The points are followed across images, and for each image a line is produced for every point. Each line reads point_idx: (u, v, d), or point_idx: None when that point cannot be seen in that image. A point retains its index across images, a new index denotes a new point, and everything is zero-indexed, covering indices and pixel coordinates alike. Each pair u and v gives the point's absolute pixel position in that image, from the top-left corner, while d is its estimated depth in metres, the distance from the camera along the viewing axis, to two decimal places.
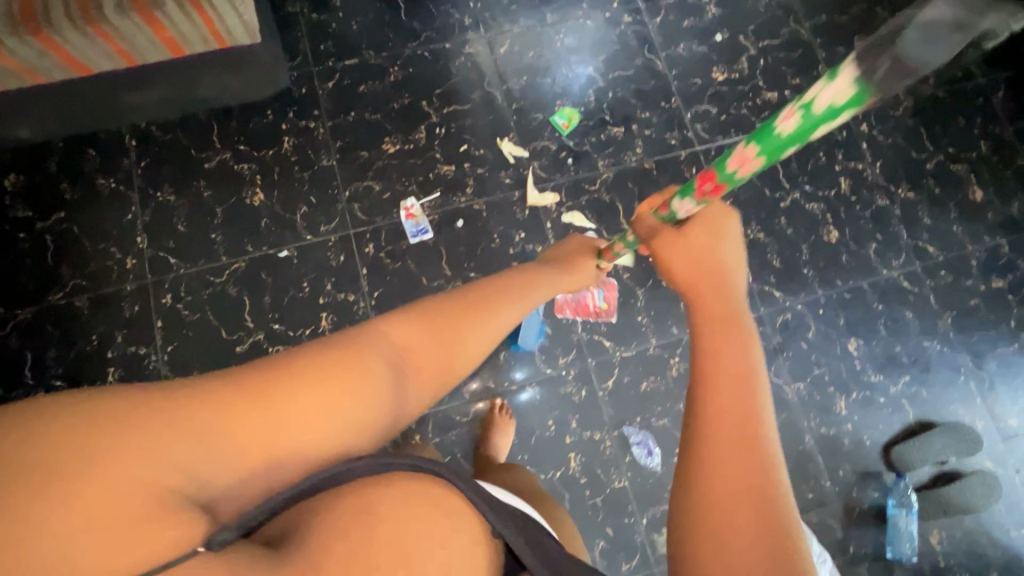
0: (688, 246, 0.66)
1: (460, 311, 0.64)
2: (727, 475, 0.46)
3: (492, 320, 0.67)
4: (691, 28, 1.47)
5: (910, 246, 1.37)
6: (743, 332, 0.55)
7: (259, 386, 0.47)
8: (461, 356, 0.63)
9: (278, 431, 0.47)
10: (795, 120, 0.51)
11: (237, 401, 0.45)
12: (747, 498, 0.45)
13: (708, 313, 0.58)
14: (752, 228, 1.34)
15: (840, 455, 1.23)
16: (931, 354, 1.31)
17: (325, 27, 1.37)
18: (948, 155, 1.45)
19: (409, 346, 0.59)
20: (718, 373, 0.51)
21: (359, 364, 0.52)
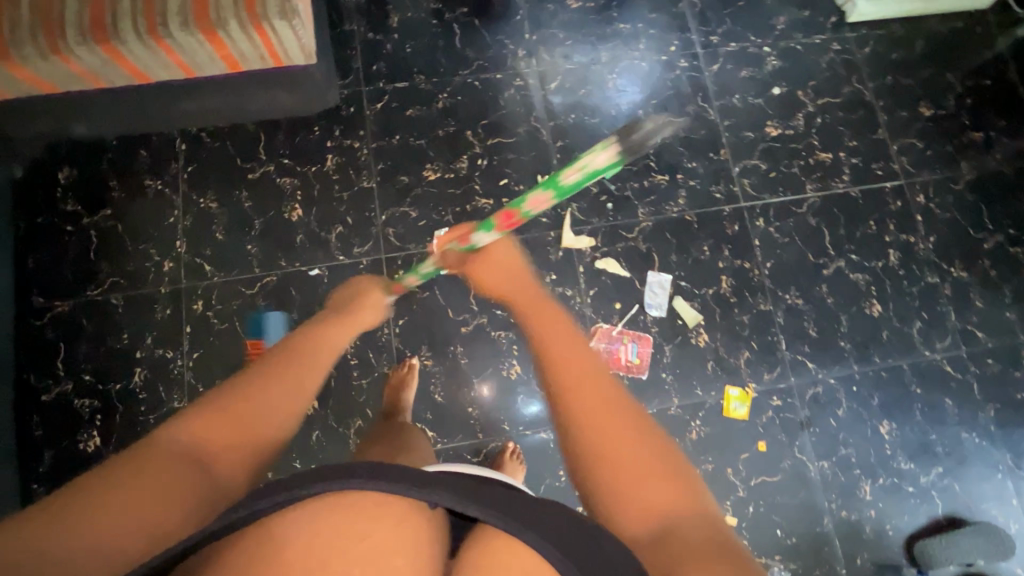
0: (500, 262, 0.87)
1: (282, 358, 0.76)
2: (597, 443, 0.62)
3: (315, 358, 0.80)
4: (748, 78, 1.44)
5: (957, 329, 1.31)
6: (578, 342, 0.73)
7: (97, 488, 0.52)
8: (299, 388, 0.74)
9: (109, 518, 0.51)
10: (575, 177, 0.68)
11: (67, 513, 0.50)
12: (620, 450, 0.61)
13: (542, 325, 0.77)
14: (791, 293, 1.30)
15: (860, 543, 1.18)
16: (967, 446, 1.24)
17: (379, 47, 1.38)
18: (1009, 236, 1.38)
19: (230, 407, 0.66)
20: (564, 384, 0.68)
21: (159, 460, 0.57)
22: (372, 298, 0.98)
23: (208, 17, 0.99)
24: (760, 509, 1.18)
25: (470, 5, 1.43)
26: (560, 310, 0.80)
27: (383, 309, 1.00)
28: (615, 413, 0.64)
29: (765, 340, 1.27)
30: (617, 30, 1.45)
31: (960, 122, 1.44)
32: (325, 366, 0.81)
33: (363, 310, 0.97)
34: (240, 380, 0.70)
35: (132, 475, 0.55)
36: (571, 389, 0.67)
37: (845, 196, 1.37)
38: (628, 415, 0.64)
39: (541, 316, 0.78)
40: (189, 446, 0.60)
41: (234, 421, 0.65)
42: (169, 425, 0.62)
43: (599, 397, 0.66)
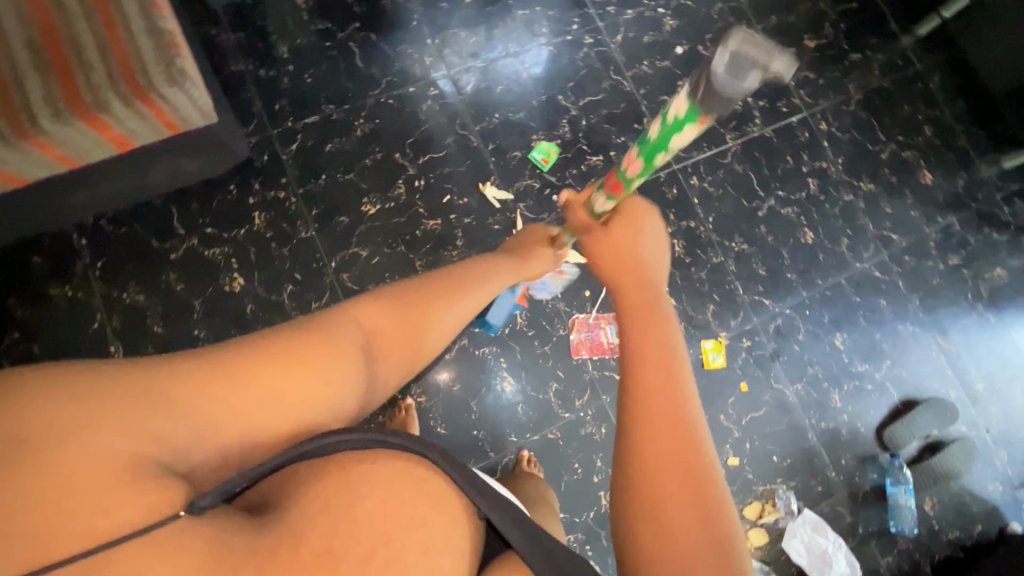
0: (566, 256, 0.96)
1: (438, 291, 0.78)
2: (659, 459, 0.56)
3: (465, 297, 0.82)
4: (651, 42, 1.47)
5: (876, 236, 1.46)
6: (674, 353, 0.64)
7: (275, 348, 0.55)
8: (429, 334, 0.76)
9: (279, 391, 0.54)
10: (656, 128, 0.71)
11: (243, 365, 0.53)
12: (676, 484, 0.55)
13: (637, 308, 0.69)
14: (736, 240, 1.39)
15: (841, 445, 1.32)
16: (905, 336, 1.41)
17: (276, 84, 1.28)
18: (900, 143, 1.54)
19: (383, 324, 0.70)
20: (646, 366, 0.63)
21: (341, 342, 0.61)
22: (545, 251, 1.03)
23: (83, 101, 0.87)
24: (755, 442, 1.29)
25: (361, 19, 1.35)
26: (662, 302, 0.71)
27: (538, 272, 1.04)
28: (688, 455, 0.56)
29: (725, 290, 1.36)
30: (517, 18, 1.42)
31: (840, 47, 1.57)
32: (471, 306, 0.83)
33: (534, 259, 1.01)
34: (397, 295, 0.74)
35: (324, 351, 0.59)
36: (650, 389, 0.61)
37: (761, 138, 1.46)
38: (695, 455, 0.56)
39: (640, 298, 0.71)
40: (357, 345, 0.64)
41: (388, 334, 0.71)
42: (348, 313, 0.67)
43: (674, 411, 0.59)
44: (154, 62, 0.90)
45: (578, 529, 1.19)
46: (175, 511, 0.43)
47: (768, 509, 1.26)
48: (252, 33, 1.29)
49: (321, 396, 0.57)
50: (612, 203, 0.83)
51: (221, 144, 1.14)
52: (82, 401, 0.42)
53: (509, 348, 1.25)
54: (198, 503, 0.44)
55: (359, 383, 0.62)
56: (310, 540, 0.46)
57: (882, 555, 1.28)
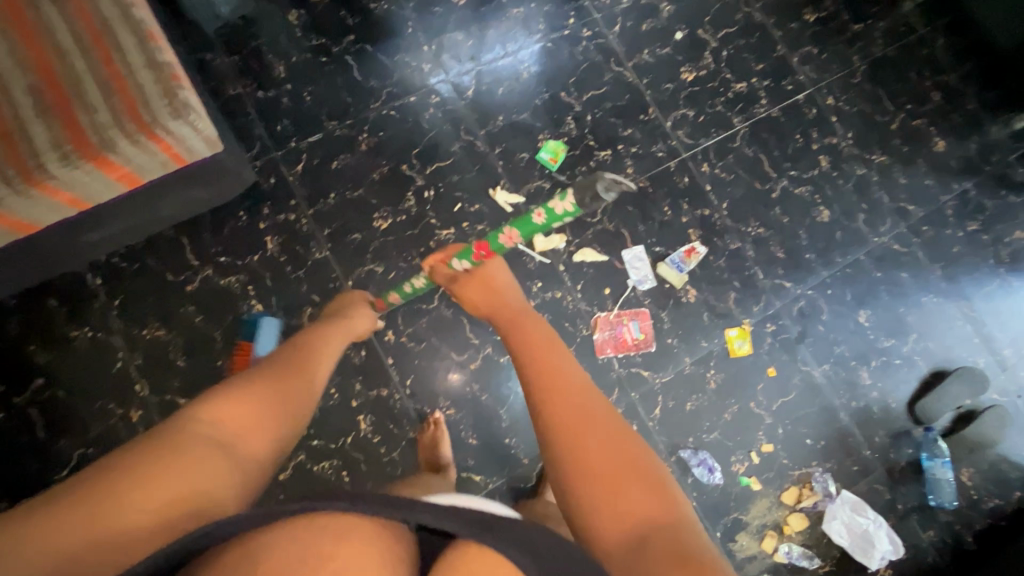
0: (481, 285, 1.00)
1: (293, 362, 0.85)
2: (576, 428, 0.69)
3: (316, 363, 0.88)
4: (650, 30, 1.45)
5: (893, 209, 1.44)
6: (553, 356, 0.81)
7: (135, 469, 0.58)
8: (303, 392, 0.82)
9: (143, 496, 0.57)
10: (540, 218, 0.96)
11: (97, 502, 0.55)
12: (595, 443, 0.66)
13: (521, 336, 0.87)
14: (753, 224, 1.37)
15: (873, 423, 1.31)
16: (929, 307, 1.40)
17: (277, 105, 1.26)
18: (909, 112, 1.51)
19: (247, 400, 0.74)
20: (538, 376, 0.78)
21: (202, 439, 0.65)
22: (366, 310, 1.08)
23: (90, 142, 0.86)
24: (787, 427, 1.28)
25: (356, 31, 1.32)
26: (530, 320, 0.92)
27: (371, 322, 1.07)
28: (591, 411, 0.71)
29: (745, 276, 1.34)
30: (511, 16, 1.40)
31: (841, 18, 1.54)
32: (327, 370, 0.90)
33: (358, 319, 1.04)
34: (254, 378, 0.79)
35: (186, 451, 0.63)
36: (548, 386, 0.76)
37: (770, 119, 1.44)
38: (602, 413, 0.71)
39: (516, 325, 0.91)
40: (210, 438, 0.66)
41: (263, 408, 0.75)
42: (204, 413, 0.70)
43: (569, 388, 0.75)
44: (156, 94, 0.88)
45: None
46: None
47: (806, 494, 1.25)
48: (247, 54, 1.27)
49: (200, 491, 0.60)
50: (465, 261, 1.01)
51: (228, 172, 1.13)
52: None
53: None
54: None
55: (230, 467, 0.65)
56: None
57: (924, 529, 1.27)
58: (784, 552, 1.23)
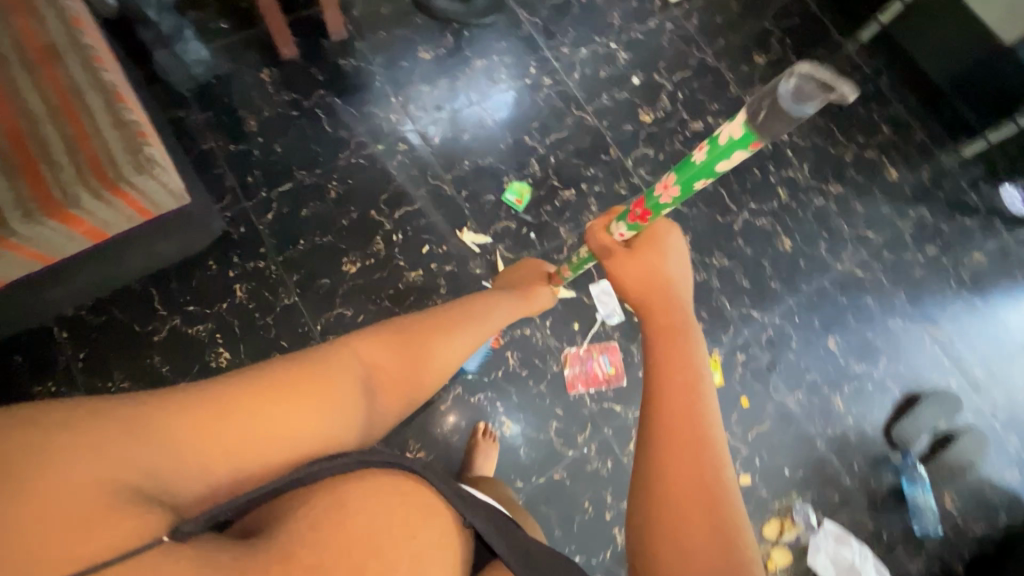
0: (643, 263, 0.75)
1: (435, 326, 0.79)
2: (681, 482, 0.56)
3: (465, 331, 0.83)
4: (608, 76, 1.52)
5: (852, 236, 1.48)
6: (691, 375, 0.64)
7: (276, 383, 0.54)
8: (434, 365, 0.76)
9: (276, 419, 0.53)
10: (703, 153, 0.67)
11: (249, 399, 0.52)
12: (694, 514, 0.55)
13: (664, 334, 0.68)
14: (716, 256, 1.40)
15: (851, 449, 1.30)
16: (896, 331, 1.42)
17: (248, 157, 1.30)
18: (860, 144, 1.58)
19: (381, 358, 0.69)
20: (665, 388, 0.63)
21: (344, 370, 0.62)
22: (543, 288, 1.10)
23: (52, 198, 0.88)
24: (765, 457, 1.27)
25: (325, 86, 1.39)
26: (677, 323, 0.69)
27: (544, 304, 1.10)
28: (705, 471, 0.57)
29: (712, 306, 1.36)
30: (476, 68, 1.47)
31: (788, 60, 1.63)
32: (470, 339, 0.83)
33: (538, 298, 1.07)
34: (392, 327, 0.74)
35: (332, 378, 0.59)
36: (673, 411, 0.61)
37: None
38: (715, 479, 0.57)
39: (660, 319, 0.70)
40: (357, 373, 0.63)
41: (396, 362, 0.71)
42: (351, 344, 0.67)
43: (690, 430, 0.59)
44: (122, 152, 0.92)
45: (597, 571, 1.16)
46: (163, 535, 0.43)
47: (787, 526, 1.23)
48: (220, 111, 1.32)
49: (333, 430, 0.57)
50: (632, 232, 0.81)
51: (196, 223, 1.15)
52: (69, 430, 0.41)
53: (505, 389, 1.23)
54: (186, 528, 0.44)
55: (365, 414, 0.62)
56: (301, 557, 0.48)
57: (911, 559, 1.25)
58: None
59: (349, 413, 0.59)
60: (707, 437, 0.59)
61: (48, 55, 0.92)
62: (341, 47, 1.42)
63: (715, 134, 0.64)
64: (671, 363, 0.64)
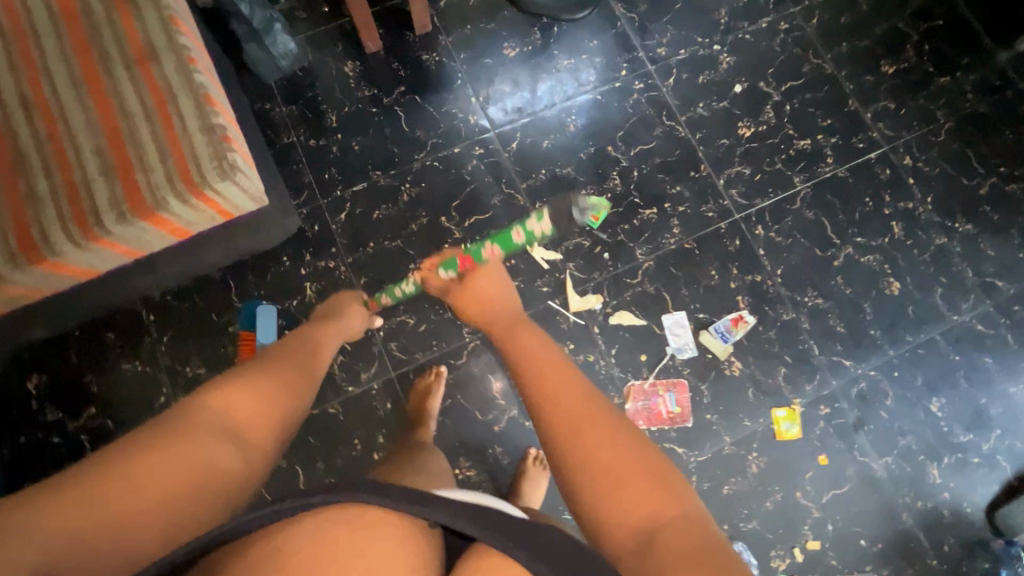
0: (485, 283, 0.93)
1: (286, 353, 0.81)
2: (571, 415, 0.63)
3: (317, 358, 0.84)
4: (707, 82, 1.38)
5: (977, 284, 1.29)
6: (548, 352, 0.75)
7: (133, 449, 0.53)
8: (307, 375, 0.78)
9: (142, 484, 0.51)
10: (520, 235, 0.93)
11: (121, 474, 0.51)
12: (593, 436, 0.60)
13: (515, 341, 0.79)
14: (809, 294, 1.27)
15: (943, 528, 1.16)
16: (1017, 400, 1.23)
17: (326, 154, 1.30)
18: (1002, 175, 1.35)
19: (251, 390, 0.67)
20: (534, 368, 0.72)
21: (200, 420, 0.59)
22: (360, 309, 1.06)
23: (142, 201, 0.91)
24: (839, 523, 1.16)
25: (407, 82, 1.35)
26: (517, 320, 0.86)
27: (363, 323, 1.07)
28: (585, 396, 0.65)
29: (797, 350, 1.24)
30: (562, 68, 1.38)
31: (924, 71, 1.41)
32: (322, 361, 0.86)
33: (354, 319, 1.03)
34: (256, 362, 0.74)
35: (190, 428, 0.58)
36: (542, 375, 0.70)
37: (835, 180, 1.33)
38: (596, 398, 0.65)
39: (515, 325, 0.84)
40: (217, 419, 0.61)
41: (270, 388, 0.70)
42: (205, 392, 0.64)
43: (563, 379, 0.69)
44: (208, 158, 0.93)
45: None
46: None
47: None
48: (304, 105, 1.33)
49: (208, 469, 0.56)
50: (452, 271, 0.97)
51: (272, 220, 1.17)
52: None
53: None
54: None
55: (238, 454, 0.60)
56: None
57: None
58: None
59: (217, 454, 0.58)
60: (594, 408, 0.64)
61: (146, 55, 0.94)
62: (425, 41, 1.38)
63: (538, 215, 0.93)
64: (541, 368, 0.71)
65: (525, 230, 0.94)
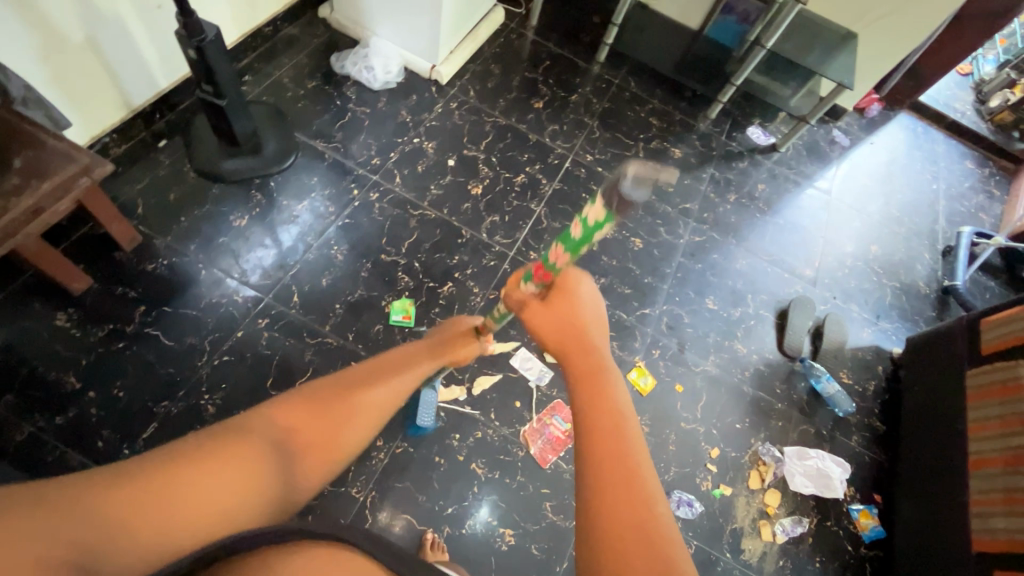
0: (562, 310, 0.74)
1: (357, 379, 0.72)
2: (613, 504, 0.53)
3: (405, 373, 0.77)
4: (426, 168, 1.59)
5: (678, 213, 1.74)
6: (614, 406, 0.61)
7: (195, 458, 0.53)
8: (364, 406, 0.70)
9: (188, 495, 0.51)
10: (580, 229, 0.71)
11: (180, 471, 0.51)
12: (633, 537, 0.51)
13: (586, 387, 0.64)
14: (594, 279, 1.53)
15: (768, 378, 1.51)
16: (745, 270, 1.69)
17: (87, 420, 1.09)
18: (645, 139, 1.87)
19: (298, 416, 0.65)
20: (593, 415, 0.60)
21: (251, 443, 0.58)
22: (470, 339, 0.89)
23: None
24: (718, 424, 1.41)
25: (144, 299, 1.22)
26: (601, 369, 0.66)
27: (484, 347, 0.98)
28: (640, 496, 0.53)
29: (613, 323, 1.48)
30: (299, 212, 1.42)
31: (560, 96, 1.86)
32: (403, 384, 0.77)
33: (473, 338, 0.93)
34: (310, 390, 0.68)
35: (239, 452, 0.56)
36: (601, 433, 0.58)
37: (556, 192, 1.66)
38: (649, 506, 0.53)
39: (581, 366, 0.67)
40: (274, 438, 0.61)
41: (320, 414, 0.67)
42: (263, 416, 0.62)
43: (624, 464, 0.55)
44: None
45: None
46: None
47: (763, 469, 1.38)
48: (23, 386, 1.09)
49: (242, 500, 0.54)
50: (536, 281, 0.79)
51: None
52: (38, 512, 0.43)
53: (490, 501, 1.19)
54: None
55: (280, 479, 0.59)
56: None
57: (851, 438, 1.47)
58: (781, 531, 1.31)
59: (255, 480, 0.56)
60: (648, 493, 0.54)
61: None
62: (141, 252, 1.27)
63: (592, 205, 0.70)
64: (601, 413, 0.60)
65: (581, 226, 0.71)
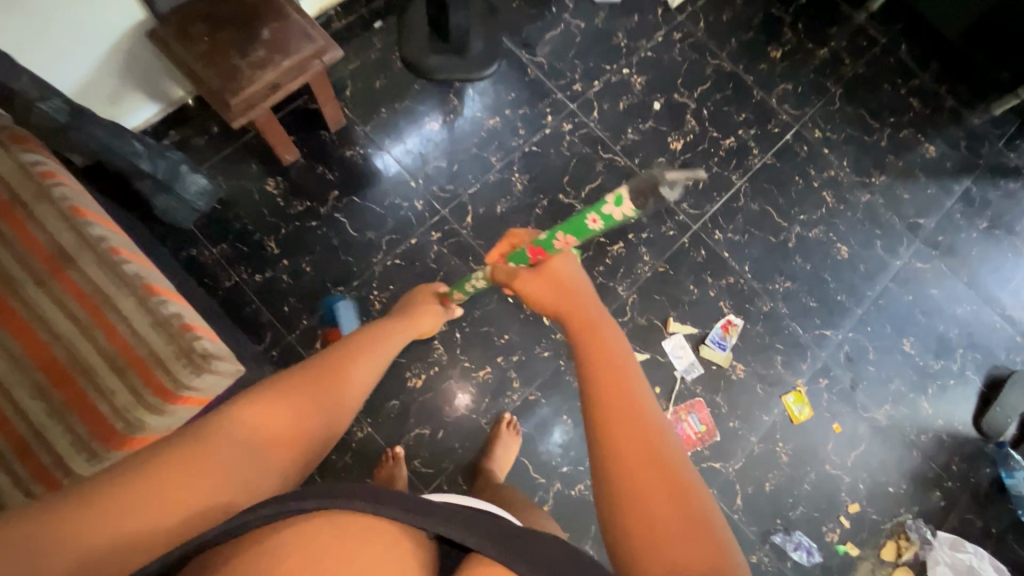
0: (549, 279, 0.76)
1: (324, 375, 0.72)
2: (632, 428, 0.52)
3: (366, 368, 0.79)
4: (628, 106, 1.43)
5: (905, 227, 1.43)
6: (619, 360, 0.59)
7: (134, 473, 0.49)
8: (324, 416, 0.68)
9: (117, 514, 0.47)
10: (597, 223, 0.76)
11: (114, 488, 0.48)
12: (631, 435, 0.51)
13: (603, 384, 0.56)
14: (779, 280, 1.35)
15: (948, 449, 1.30)
16: (966, 318, 1.39)
17: (279, 285, 1.21)
18: (895, 124, 1.50)
19: (281, 406, 0.64)
20: (599, 366, 0.58)
21: (214, 445, 0.54)
22: (428, 310, 1.04)
23: (76, 366, 0.80)
24: (868, 480, 1.26)
25: (338, 185, 1.27)
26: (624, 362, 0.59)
27: (430, 327, 1.05)
28: (673, 470, 0.49)
29: (786, 335, 1.32)
30: (489, 127, 1.36)
31: (806, 47, 1.53)
32: (361, 383, 0.77)
33: (421, 322, 1.01)
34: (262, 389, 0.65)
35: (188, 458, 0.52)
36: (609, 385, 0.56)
37: (766, 168, 1.43)
38: (700, 509, 0.48)
39: (592, 347, 0.61)
40: (235, 438, 0.57)
41: (286, 422, 0.63)
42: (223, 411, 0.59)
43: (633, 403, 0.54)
44: (173, 357, 0.82)
45: None
46: None
47: (904, 546, 1.23)
48: (235, 239, 1.22)
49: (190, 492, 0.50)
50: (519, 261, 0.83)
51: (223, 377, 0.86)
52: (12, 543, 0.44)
53: None
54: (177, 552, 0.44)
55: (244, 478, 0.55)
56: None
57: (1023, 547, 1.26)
58: None
59: (209, 475, 0.52)
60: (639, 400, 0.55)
61: (15, 207, 0.84)
62: (342, 136, 1.30)
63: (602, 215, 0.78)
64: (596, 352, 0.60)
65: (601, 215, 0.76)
